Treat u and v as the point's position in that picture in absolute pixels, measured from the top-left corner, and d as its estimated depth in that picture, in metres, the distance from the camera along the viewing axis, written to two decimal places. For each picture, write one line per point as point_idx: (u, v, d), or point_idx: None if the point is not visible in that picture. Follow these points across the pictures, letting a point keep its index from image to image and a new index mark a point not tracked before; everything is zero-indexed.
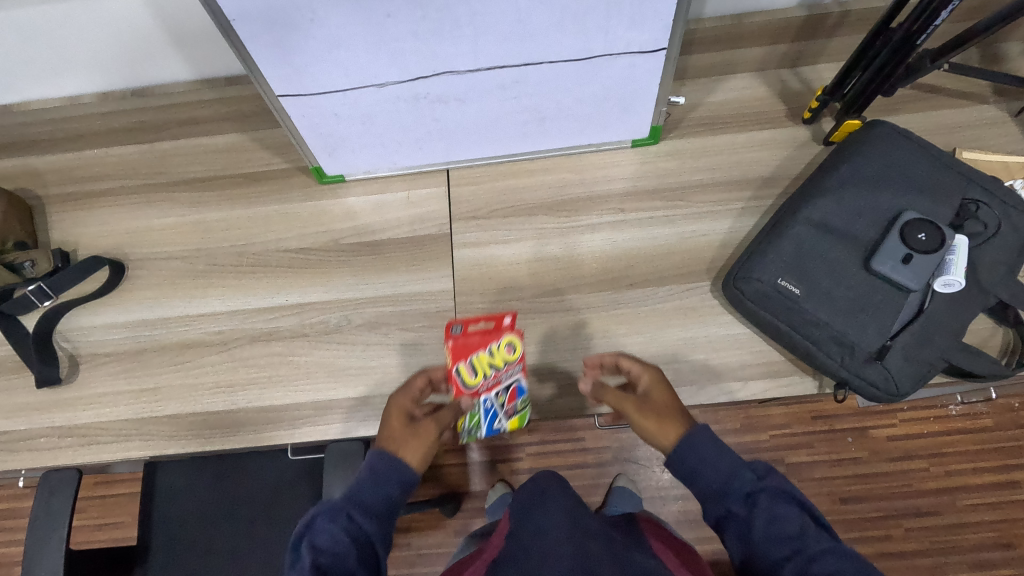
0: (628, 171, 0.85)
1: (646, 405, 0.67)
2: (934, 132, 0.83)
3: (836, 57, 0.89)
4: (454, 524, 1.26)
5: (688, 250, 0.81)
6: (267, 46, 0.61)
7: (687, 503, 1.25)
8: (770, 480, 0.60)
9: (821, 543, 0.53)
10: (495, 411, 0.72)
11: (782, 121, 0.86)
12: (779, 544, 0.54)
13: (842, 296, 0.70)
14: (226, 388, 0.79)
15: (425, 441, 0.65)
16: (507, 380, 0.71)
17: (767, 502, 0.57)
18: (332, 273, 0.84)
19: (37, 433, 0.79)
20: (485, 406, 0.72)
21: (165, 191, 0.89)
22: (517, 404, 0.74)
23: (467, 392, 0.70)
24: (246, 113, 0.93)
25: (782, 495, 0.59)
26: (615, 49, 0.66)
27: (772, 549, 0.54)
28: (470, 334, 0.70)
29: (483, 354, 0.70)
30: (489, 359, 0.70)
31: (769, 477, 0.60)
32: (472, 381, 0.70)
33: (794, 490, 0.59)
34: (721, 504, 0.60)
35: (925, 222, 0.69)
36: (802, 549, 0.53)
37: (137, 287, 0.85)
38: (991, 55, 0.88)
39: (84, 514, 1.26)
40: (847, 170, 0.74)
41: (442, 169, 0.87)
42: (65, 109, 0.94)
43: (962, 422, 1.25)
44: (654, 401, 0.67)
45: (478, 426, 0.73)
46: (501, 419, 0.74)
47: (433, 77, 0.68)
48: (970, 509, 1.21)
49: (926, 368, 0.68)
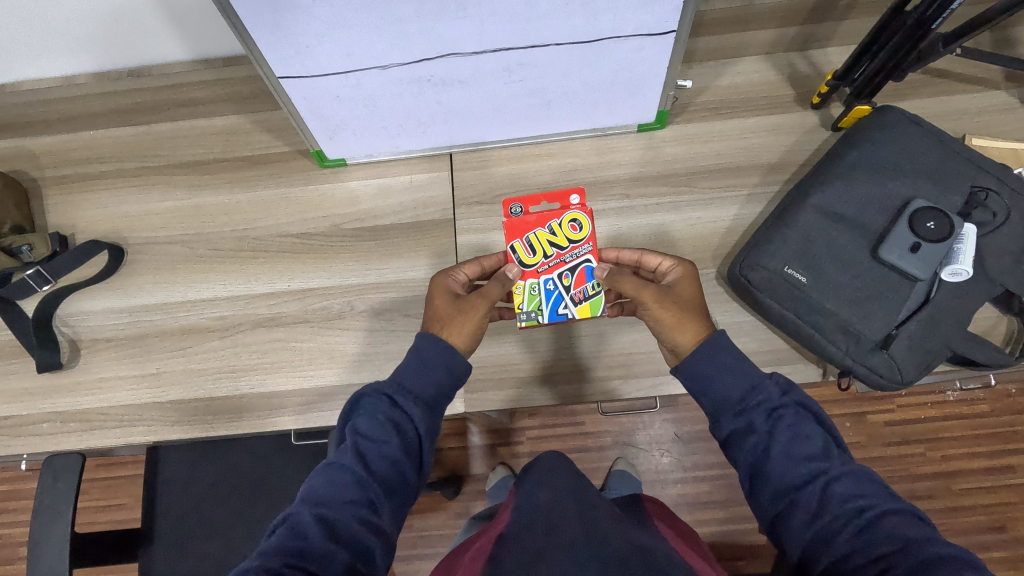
0: (633, 156, 0.84)
1: (670, 295, 0.69)
2: (943, 118, 0.82)
3: (847, 40, 0.88)
4: (455, 506, 1.28)
5: (694, 237, 0.80)
6: (268, 26, 0.59)
7: (685, 486, 1.26)
8: (794, 398, 0.61)
9: (842, 464, 0.56)
10: (559, 294, 0.76)
11: (790, 106, 0.84)
12: (800, 463, 0.56)
13: (849, 285, 0.69)
14: (229, 373, 0.79)
15: (468, 319, 0.70)
16: (570, 260, 0.77)
17: (790, 422, 0.59)
18: (334, 258, 0.83)
19: (40, 418, 0.79)
20: (546, 290, 0.76)
21: (163, 174, 0.88)
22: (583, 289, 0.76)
23: (530, 276, 0.76)
24: (245, 94, 0.91)
25: (803, 411, 0.60)
26: (624, 32, 0.65)
27: (793, 467, 0.57)
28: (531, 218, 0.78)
29: (542, 231, 0.78)
30: (547, 237, 0.78)
31: (792, 392, 0.61)
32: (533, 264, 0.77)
33: (816, 407, 0.61)
34: (740, 415, 0.61)
35: (933, 210, 0.68)
36: (822, 470, 0.55)
37: (137, 272, 0.84)
38: (1003, 40, 0.87)
39: (87, 495, 1.27)
40: (856, 157, 0.74)
41: (446, 153, 0.86)
42: (59, 89, 0.92)
43: (960, 407, 1.26)
44: (681, 294, 0.70)
45: (539, 309, 0.76)
46: (562, 304, 0.76)
47: (437, 59, 0.67)
48: (964, 493, 1.23)
49: (931, 357, 0.68)
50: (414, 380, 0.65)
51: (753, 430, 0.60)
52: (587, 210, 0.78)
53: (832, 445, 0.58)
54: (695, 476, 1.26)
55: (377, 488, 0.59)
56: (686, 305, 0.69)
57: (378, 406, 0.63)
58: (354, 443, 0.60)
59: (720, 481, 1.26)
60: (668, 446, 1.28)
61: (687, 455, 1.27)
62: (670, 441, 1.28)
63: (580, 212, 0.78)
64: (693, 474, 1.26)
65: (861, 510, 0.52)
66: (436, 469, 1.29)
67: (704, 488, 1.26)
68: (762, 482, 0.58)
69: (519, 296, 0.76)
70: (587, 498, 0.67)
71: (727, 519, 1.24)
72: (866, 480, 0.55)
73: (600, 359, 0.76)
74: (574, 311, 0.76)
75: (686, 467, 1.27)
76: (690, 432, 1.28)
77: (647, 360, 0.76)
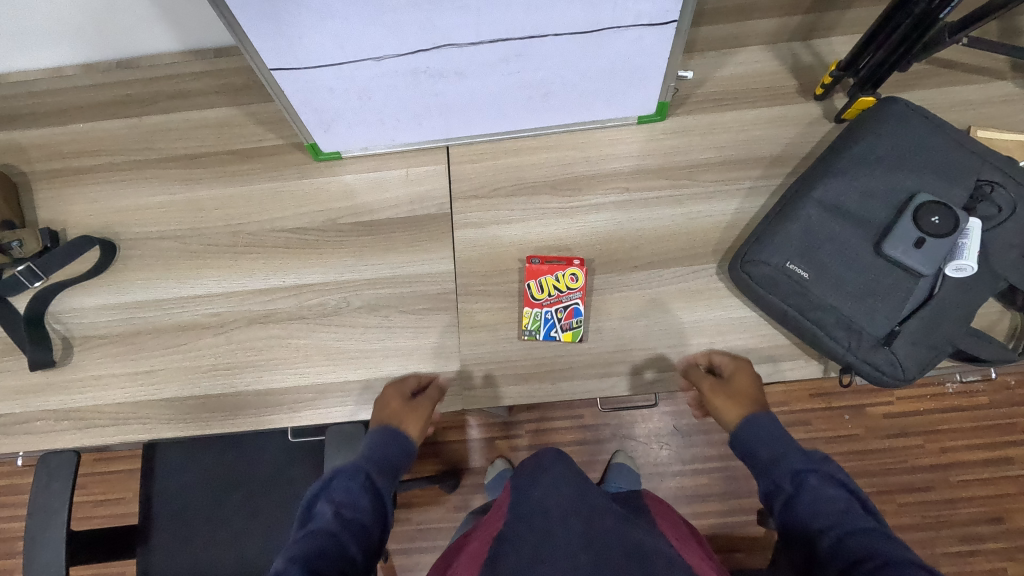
0: (633, 148, 0.82)
1: (726, 390, 0.72)
2: (948, 109, 0.81)
3: (850, 29, 0.86)
4: (454, 500, 1.28)
5: (694, 231, 0.79)
6: (259, 16, 0.57)
7: (685, 479, 1.26)
8: (822, 466, 0.63)
9: (863, 521, 0.57)
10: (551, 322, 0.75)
11: (793, 97, 0.83)
12: (820, 518, 0.59)
13: (852, 280, 0.68)
14: (224, 371, 0.78)
15: (420, 415, 0.72)
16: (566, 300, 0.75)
17: (814, 484, 0.62)
18: (330, 254, 0.82)
19: (33, 416, 0.78)
20: (546, 317, 0.75)
21: (156, 168, 0.86)
22: (574, 319, 0.75)
23: (534, 304, 0.76)
24: (237, 86, 0.89)
25: (833, 481, 0.63)
26: (624, 22, 0.63)
27: (814, 518, 0.59)
28: (548, 261, 0.78)
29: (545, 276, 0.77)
30: (551, 283, 0.77)
31: (824, 465, 0.64)
32: (539, 295, 0.76)
33: (848, 480, 0.63)
34: (772, 476, 0.65)
35: (938, 204, 0.67)
36: (839, 522, 0.57)
37: (129, 268, 0.83)
38: (1010, 29, 0.85)
39: (85, 490, 1.26)
40: (860, 150, 0.72)
41: (442, 146, 0.84)
42: (47, 81, 0.90)
43: (959, 399, 1.26)
44: (737, 387, 0.72)
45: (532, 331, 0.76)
46: (556, 330, 0.75)
47: (433, 50, 0.65)
48: (962, 485, 1.23)
49: (934, 353, 0.67)
50: (381, 451, 0.70)
51: (778, 490, 0.63)
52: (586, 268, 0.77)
53: (855, 504, 0.59)
54: (694, 469, 1.26)
55: (353, 539, 0.61)
56: (747, 395, 0.71)
57: (354, 480, 0.66)
58: (326, 511, 0.63)
59: (719, 474, 1.26)
60: (667, 439, 1.28)
61: (686, 448, 1.27)
62: (669, 434, 1.28)
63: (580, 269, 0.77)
64: (692, 467, 1.26)
65: (866, 558, 0.53)
66: (435, 463, 1.29)
67: (703, 481, 1.26)
68: (791, 540, 0.61)
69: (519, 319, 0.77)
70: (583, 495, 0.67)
71: (726, 512, 1.24)
72: (884, 538, 0.56)
73: (600, 356, 0.75)
74: (559, 336, 0.75)
75: (685, 460, 1.27)
76: (689, 425, 1.28)
77: (647, 356, 0.75)
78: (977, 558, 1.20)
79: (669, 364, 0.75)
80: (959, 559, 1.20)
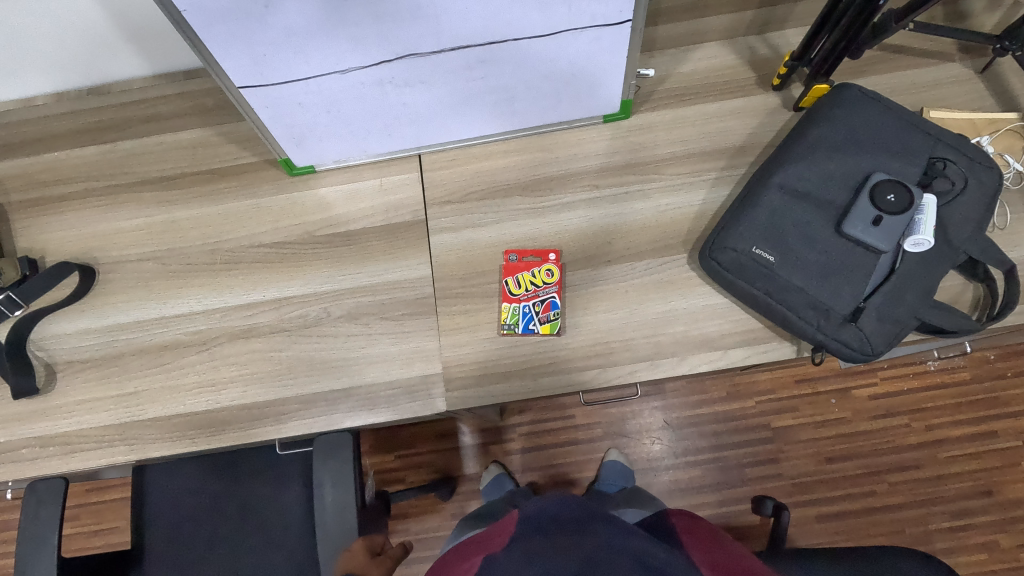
0: (600, 146, 0.85)
1: None
2: (901, 93, 0.83)
3: (802, 22, 0.89)
4: (451, 507, 1.27)
5: (665, 223, 0.81)
6: (222, 35, 0.58)
7: (678, 472, 1.27)
8: None
9: None
10: (529, 320, 0.77)
11: (752, 89, 0.85)
12: None
13: (816, 261, 0.70)
14: (208, 388, 0.79)
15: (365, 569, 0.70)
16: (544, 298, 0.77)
17: None
18: (309, 266, 0.83)
19: (18, 444, 0.78)
20: (524, 310, 0.77)
21: (132, 191, 0.87)
22: (551, 312, 0.77)
23: (512, 299, 0.78)
24: (210, 107, 0.91)
25: None
26: (580, 24, 0.65)
27: None
28: (526, 257, 0.80)
29: (524, 274, 0.79)
30: (531, 279, 0.79)
31: None
32: (517, 290, 0.78)
33: None
34: None
35: (894, 183, 0.70)
36: None
37: (109, 291, 0.84)
38: (956, 13, 0.89)
39: (77, 521, 1.25)
40: (818, 135, 0.75)
41: (414, 154, 0.86)
42: (21, 112, 0.91)
43: (941, 376, 1.28)
44: None
45: (513, 331, 0.77)
46: (534, 323, 0.77)
47: (396, 61, 0.67)
48: (951, 460, 1.25)
49: (899, 327, 0.69)
50: None
51: None
52: (563, 265, 0.79)
53: None
54: (686, 462, 1.27)
55: None
56: None
57: None
58: None
59: (711, 465, 1.27)
60: (658, 434, 1.29)
61: (678, 442, 1.28)
62: (659, 428, 1.29)
63: (557, 266, 0.79)
64: (685, 460, 1.27)
65: None
66: (430, 471, 1.29)
67: (696, 473, 1.27)
68: None
69: (501, 316, 0.78)
70: (569, 511, 0.72)
71: (721, 502, 1.25)
72: None
73: (578, 350, 0.77)
74: (537, 329, 0.76)
75: (677, 453, 1.28)
76: (679, 418, 1.29)
77: (625, 347, 0.76)
78: (970, 532, 1.21)
79: (647, 354, 0.76)
80: (952, 534, 1.22)
